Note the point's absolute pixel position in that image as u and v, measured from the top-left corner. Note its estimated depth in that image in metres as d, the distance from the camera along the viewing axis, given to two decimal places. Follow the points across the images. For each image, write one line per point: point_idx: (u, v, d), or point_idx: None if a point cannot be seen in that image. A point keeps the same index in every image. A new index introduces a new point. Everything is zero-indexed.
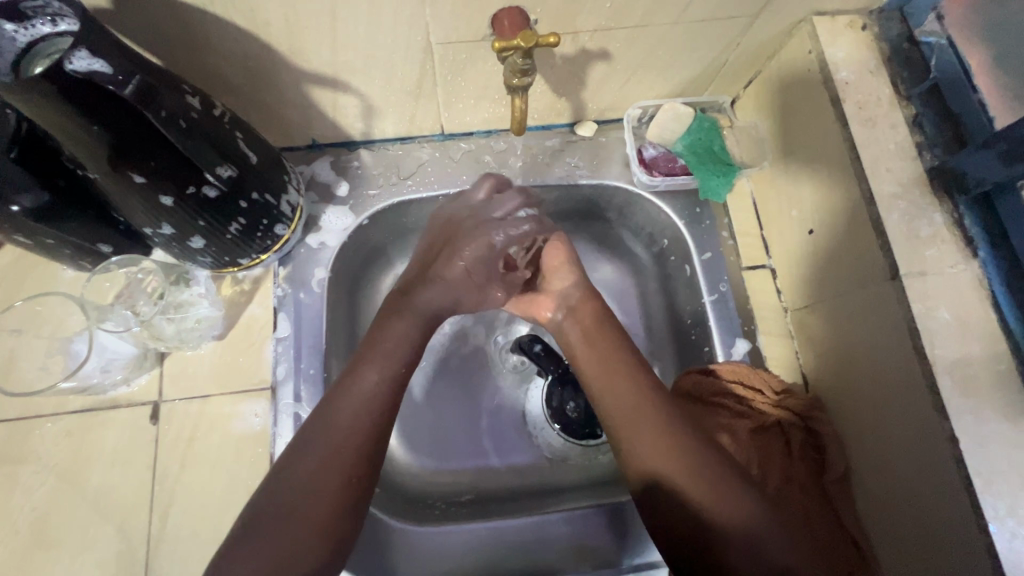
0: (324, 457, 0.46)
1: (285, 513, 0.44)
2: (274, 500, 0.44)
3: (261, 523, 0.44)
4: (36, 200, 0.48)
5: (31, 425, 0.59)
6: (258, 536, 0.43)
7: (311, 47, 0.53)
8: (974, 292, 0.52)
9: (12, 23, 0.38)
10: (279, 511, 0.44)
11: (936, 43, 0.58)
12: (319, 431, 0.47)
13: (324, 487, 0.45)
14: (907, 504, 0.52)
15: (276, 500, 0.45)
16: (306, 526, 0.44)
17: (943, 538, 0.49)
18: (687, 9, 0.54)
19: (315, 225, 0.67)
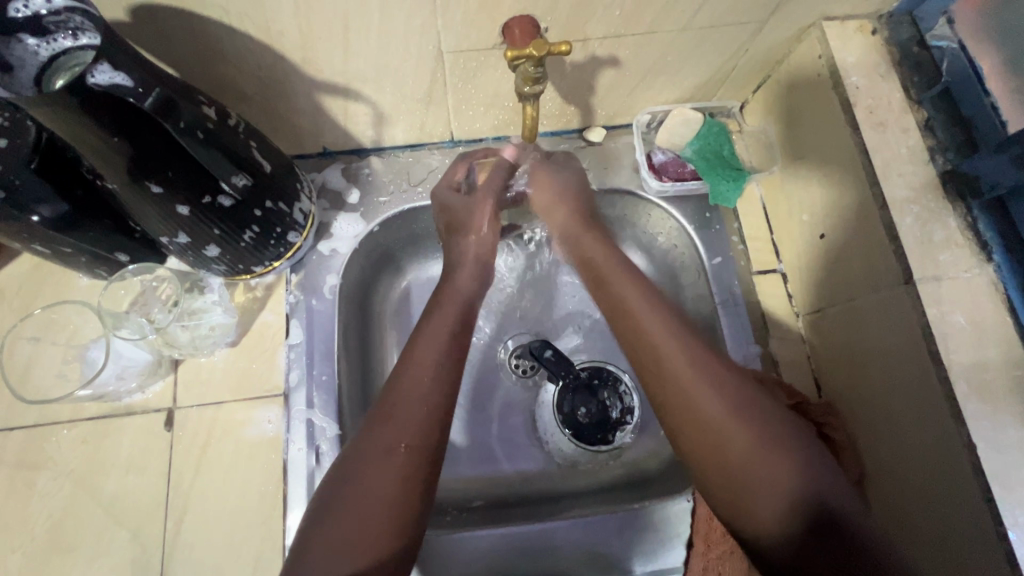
0: (422, 391, 0.50)
1: (357, 525, 0.44)
2: (349, 509, 0.44)
3: (335, 523, 0.44)
4: (54, 210, 0.48)
5: (48, 431, 0.60)
6: (331, 527, 0.44)
7: (325, 56, 0.54)
8: (989, 296, 0.51)
9: (34, 37, 0.39)
10: (352, 519, 0.44)
11: (947, 48, 0.58)
12: (389, 419, 0.49)
13: (395, 480, 0.46)
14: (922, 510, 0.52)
15: (352, 491, 0.45)
16: (380, 510, 0.45)
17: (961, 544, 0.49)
18: (697, 16, 0.55)
19: (327, 232, 0.68)
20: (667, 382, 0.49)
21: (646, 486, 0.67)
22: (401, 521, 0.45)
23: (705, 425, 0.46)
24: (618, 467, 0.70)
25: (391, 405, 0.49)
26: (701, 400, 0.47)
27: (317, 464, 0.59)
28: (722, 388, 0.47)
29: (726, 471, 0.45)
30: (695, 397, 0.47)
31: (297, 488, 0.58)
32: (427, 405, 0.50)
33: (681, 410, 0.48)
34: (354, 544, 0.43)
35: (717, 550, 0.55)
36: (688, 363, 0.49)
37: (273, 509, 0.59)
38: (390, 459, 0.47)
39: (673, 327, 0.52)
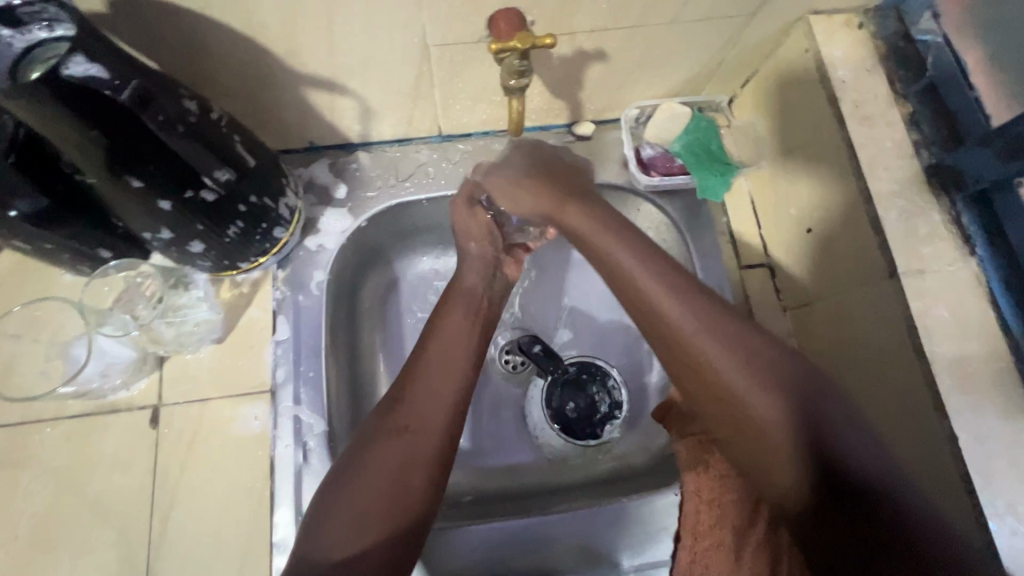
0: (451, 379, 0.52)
1: (357, 500, 0.45)
2: (355, 480, 0.46)
3: (341, 499, 0.45)
4: (33, 204, 0.48)
5: (31, 430, 0.59)
6: (337, 504, 0.45)
7: (308, 50, 0.53)
8: (972, 289, 0.52)
9: (8, 28, 0.38)
10: (353, 494, 0.45)
11: (932, 41, 0.59)
12: (403, 404, 0.50)
13: (401, 460, 0.47)
14: None
15: (361, 467, 0.47)
16: (381, 486, 0.46)
17: None
18: (684, 9, 0.55)
19: (314, 227, 0.67)
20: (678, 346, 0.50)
21: (635, 481, 0.68)
22: (402, 501, 0.46)
23: (709, 367, 0.48)
24: (607, 461, 0.70)
25: (406, 393, 0.51)
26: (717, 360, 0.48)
27: (305, 461, 0.59)
28: (716, 334, 0.49)
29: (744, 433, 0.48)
30: (691, 348, 0.49)
31: (284, 485, 0.58)
32: (440, 393, 0.51)
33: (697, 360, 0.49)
34: (351, 522, 0.44)
35: (704, 541, 0.55)
36: (691, 315, 0.50)
37: (260, 505, 0.59)
38: (400, 439, 0.48)
39: (667, 288, 0.51)
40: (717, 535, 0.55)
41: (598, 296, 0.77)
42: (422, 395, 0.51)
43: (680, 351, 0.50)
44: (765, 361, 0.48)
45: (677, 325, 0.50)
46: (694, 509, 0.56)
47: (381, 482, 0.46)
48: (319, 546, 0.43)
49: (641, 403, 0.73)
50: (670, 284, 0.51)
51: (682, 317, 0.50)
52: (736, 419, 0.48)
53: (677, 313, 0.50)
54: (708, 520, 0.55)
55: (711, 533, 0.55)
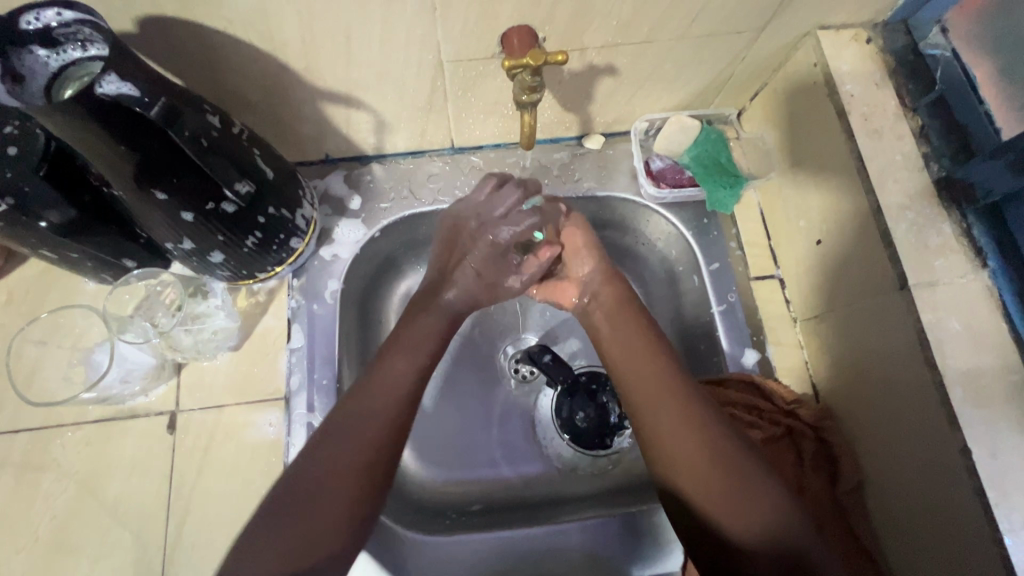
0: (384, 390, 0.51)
1: (298, 528, 0.45)
2: (281, 508, 0.46)
3: (278, 526, 0.45)
4: (62, 215, 0.49)
5: (52, 434, 0.61)
6: (271, 531, 0.45)
7: (328, 66, 0.55)
8: (983, 301, 0.52)
9: (45, 48, 0.40)
10: (285, 519, 0.45)
11: (940, 56, 0.59)
12: (340, 434, 0.48)
13: (331, 488, 0.46)
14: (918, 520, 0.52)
15: (298, 492, 0.46)
16: (318, 511, 0.46)
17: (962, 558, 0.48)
18: (693, 25, 0.56)
19: (329, 237, 0.69)
20: (664, 428, 0.50)
21: (642, 492, 0.68)
22: (334, 525, 0.46)
23: (711, 466, 0.47)
24: (617, 472, 0.70)
25: (336, 423, 0.49)
26: (678, 441, 0.49)
27: None
28: (693, 421, 0.49)
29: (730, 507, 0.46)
30: (667, 428, 0.50)
31: None
32: (375, 419, 0.50)
33: (728, 458, 0.48)
34: (283, 547, 0.44)
35: None
36: (654, 383, 0.52)
37: None
38: (332, 468, 0.47)
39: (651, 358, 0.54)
40: None
41: None
42: (352, 409, 0.50)
43: (658, 437, 0.50)
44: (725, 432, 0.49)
45: (685, 432, 0.49)
46: None
47: (305, 507, 0.46)
48: (249, 573, 0.43)
49: None
50: (661, 376, 0.52)
51: (679, 427, 0.49)
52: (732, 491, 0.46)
53: (640, 369, 0.53)
54: None
55: None
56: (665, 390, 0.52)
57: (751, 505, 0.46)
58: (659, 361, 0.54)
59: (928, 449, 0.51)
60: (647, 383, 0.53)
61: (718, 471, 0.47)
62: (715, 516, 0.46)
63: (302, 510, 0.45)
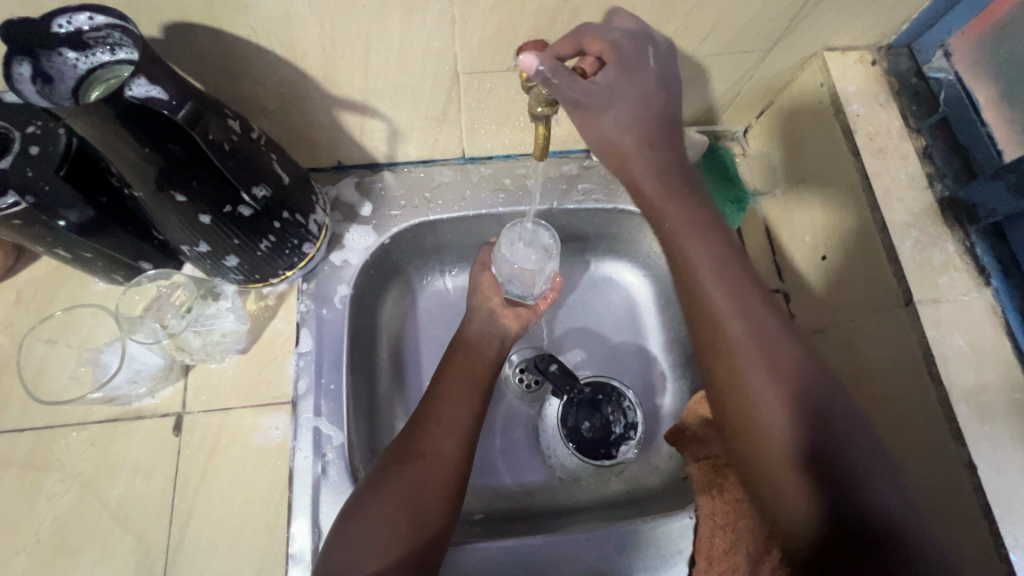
0: (463, 402, 0.57)
1: (385, 521, 0.49)
2: (375, 503, 0.50)
3: (364, 515, 0.50)
4: (81, 215, 0.50)
5: (58, 434, 0.60)
6: (358, 522, 0.50)
7: (346, 76, 0.56)
8: (987, 319, 0.52)
9: (74, 51, 0.41)
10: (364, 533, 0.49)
11: (944, 79, 0.60)
12: (416, 461, 0.53)
13: (408, 512, 0.50)
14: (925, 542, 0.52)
15: (376, 511, 0.50)
16: (395, 522, 0.50)
17: None
18: (704, 44, 0.57)
19: (339, 243, 0.69)
20: (754, 404, 0.55)
21: (643, 503, 0.69)
22: (417, 515, 0.50)
23: (789, 411, 0.54)
24: (620, 483, 0.71)
25: (419, 429, 0.55)
26: (769, 413, 0.55)
27: (323, 472, 0.60)
28: (791, 396, 0.54)
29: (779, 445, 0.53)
30: (759, 392, 0.56)
31: (302, 497, 0.59)
32: (451, 443, 0.54)
33: (830, 446, 0.52)
34: (374, 537, 0.49)
35: (720, 566, 0.58)
36: (765, 359, 0.57)
37: (277, 516, 0.59)
38: (410, 494, 0.51)
39: (754, 329, 0.59)
40: (732, 561, 0.58)
41: (612, 318, 0.78)
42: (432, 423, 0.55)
43: (748, 401, 0.56)
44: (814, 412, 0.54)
45: (757, 361, 0.57)
46: (710, 533, 0.60)
47: (398, 502, 0.50)
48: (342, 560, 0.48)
49: (654, 426, 0.74)
50: (774, 364, 0.56)
51: (785, 416, 0.54)
52: (771, 401, 0.55)
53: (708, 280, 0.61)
54: (722, 545, 0.58)
55: (726, 559, 0.58)
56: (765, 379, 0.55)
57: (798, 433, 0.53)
58: (771, 353, 0.57)
59: (932, 464, 0.51)
60: (746, 355, 0.57)
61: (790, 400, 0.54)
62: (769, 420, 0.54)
63: (395, 503, 0.50)
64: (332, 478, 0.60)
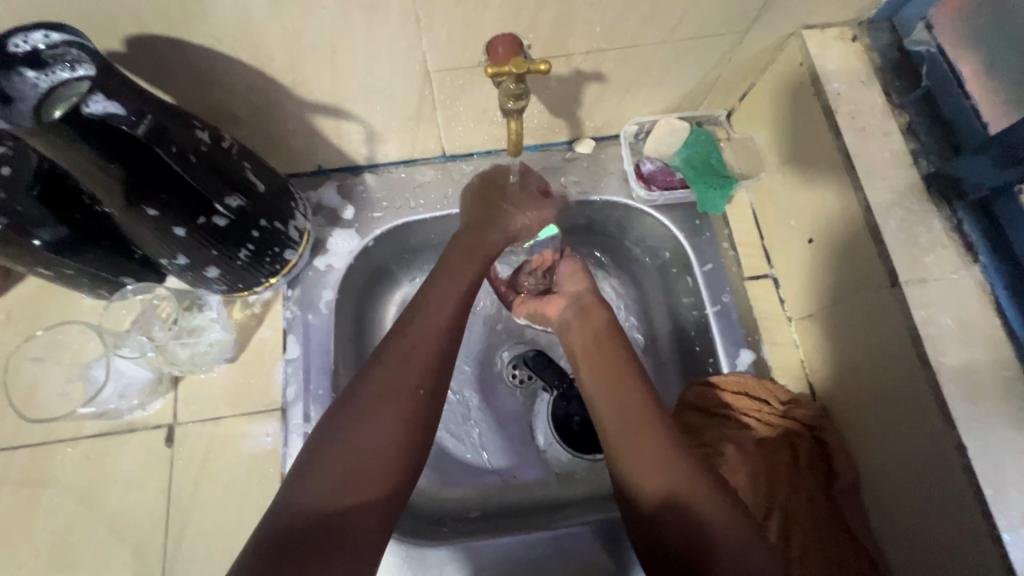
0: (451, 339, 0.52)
1: (359, 447, 0.43)
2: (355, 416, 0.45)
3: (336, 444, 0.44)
4: (55, 233, 0.50)
5: (53, 449, 0.61)
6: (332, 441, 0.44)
7: (316, 80, 0.55)
8: (975, 297, 0.51)
9: (33, 69, 0.40)
10: (344, 437, 0.44)
11: (925, 52, 0.58)
12: (404, 363, 0.48)
13: (384, 452, 0.44)
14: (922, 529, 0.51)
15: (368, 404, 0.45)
16: (374, 452, 0.43)
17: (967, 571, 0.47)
18: (677, 29, 0.56)
19: (322, 247, 0.69)
20: (642, 460, 0.48)
21: None
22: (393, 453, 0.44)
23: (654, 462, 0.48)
24: None
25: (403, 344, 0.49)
26: (643, 467, 0.48)
27: None
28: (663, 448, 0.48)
29: (666, 501, 0.46)
30: (630, 435, 0.50)
31: None
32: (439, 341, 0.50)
33: (687, 492, 0.46)
34: (342, 468, 0.42)
35: None
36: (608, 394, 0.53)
37: None
38: (390, 406, 0.45)
39: (604, 369, 0.56)
40: None
41: None
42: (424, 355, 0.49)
43: (621, 448, 0.50)
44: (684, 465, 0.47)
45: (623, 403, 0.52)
46: None
47: (381, 423, 0.45)
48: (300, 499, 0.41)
49: None
50: (651, 423, 0.50)
51: (654, 470, 0.47)
52: (653, 448, 0.48)
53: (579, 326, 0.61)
54: None
55: None
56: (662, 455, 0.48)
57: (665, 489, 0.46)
58: (662, 417, 0.51)
59: (924, 447, 0.50)
60: (609, 412, 0.52)
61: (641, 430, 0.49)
62: (637, 471, 0.48)
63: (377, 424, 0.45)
64: None
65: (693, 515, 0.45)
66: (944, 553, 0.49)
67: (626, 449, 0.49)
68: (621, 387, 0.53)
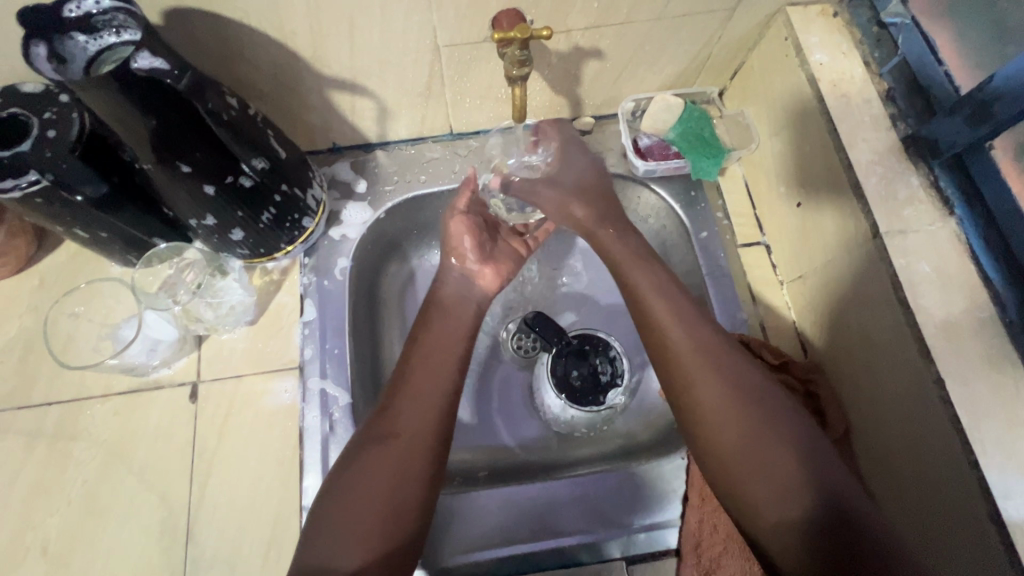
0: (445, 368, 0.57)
1: (364, 486, 0.49)
2: (359, 462, 0.50)
3: (343, 488, 0.49)
4: (96, 190, 0.54)
5: (84, 405, 0.64)
6: (342, 484, 0.49)
7: (334, 54, 0.60)
8: (952, 246, 0.55)
9: (84, 34, 0.45)
10: (354, 482, 0.49)
11: (902, 23, 0.62)
12: (398, 410, 0.53)
13: (385, 484, 0.49)
14: (909, 468, 0.54)
15: (355, 478, 0.49)
16: (383, 488, 0.49)
17: (949, 504, 0.50)
18: (669, 5, 0.60)
19: (337, 219, 0.73)
20: (715, 399, 0.52)
21: (638, 453, 0.71)
22: (406, 483, 0.50)
23: (726, 400, 0.52)
24: (615, 437, 0.74)
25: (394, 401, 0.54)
26: (711, 397, 0.52)
27: (331, 430, 0.64)
28: (731, 381, 0.53)
29: (733, 433, 0.51)
30: (697, 374, 0.53)
31: (312, 453, 0.63)
32: (425, 418, 0.53)
33: (756, 426, 0.50)
34: (351, 507, 0.48)
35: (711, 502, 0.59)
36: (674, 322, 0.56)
37: (290, 472, 0.63)
38: (388, 451, 0.51)
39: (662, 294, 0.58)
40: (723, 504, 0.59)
41: (601, 282, 0.82)
42: (410, 400, 0.54)
43: (688, 385, 0.53)
44: (752, 398, 0.52)
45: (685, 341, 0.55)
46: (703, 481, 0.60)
47: (380, 465, 0.50)
48: (325, 538, 0.46)
49: (645, 381, 0.77)
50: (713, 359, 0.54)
51: (721, 395, 0.52)
52: (720, 383, 0.52)
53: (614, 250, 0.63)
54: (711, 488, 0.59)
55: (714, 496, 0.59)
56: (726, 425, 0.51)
57: (734, 423, 0.51)
58: (728, 356, 0.54)
59: (910, 388, 0.53)
60: (684, 350, 0.55)
61: (710, 367, 0.53)
62: (708, 402, 0.52)
63: (379, 465, 0.50)
64: (339, 435, 0.63)
65: (759, 445, 0.50)
66: (931, 489, 0.52)
67: (698, 382, 0.53)
68: (688, 319, 0.57)
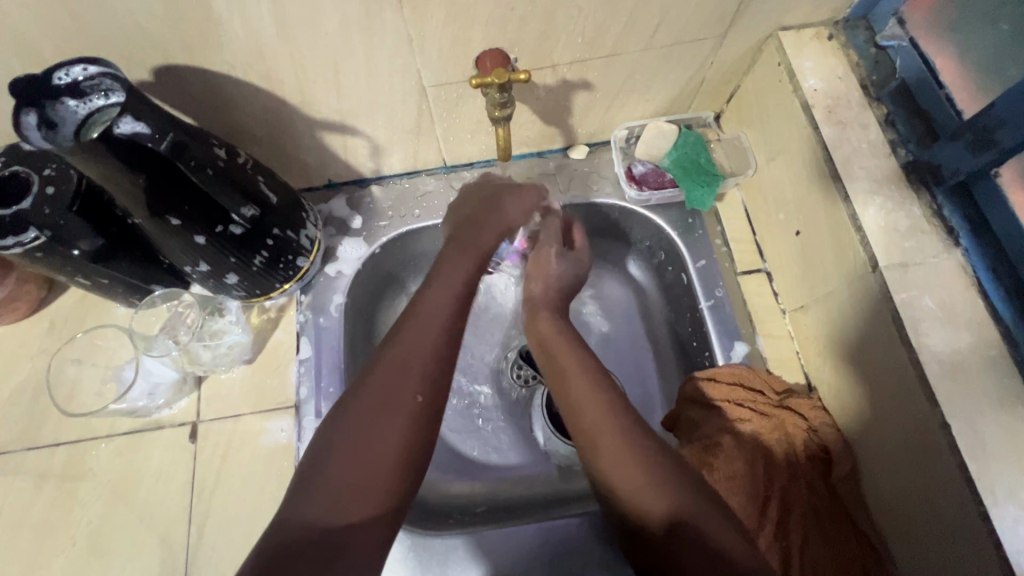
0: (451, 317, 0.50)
1: (362, 464, 0.42)
2: (354, 432, 0.43)
3: (343, 455, 0.42)
4: (92, 244, 0.55)
5: (90, 446, 0.66)
6: (339, 453, 0.42)
7: (322, 99, 0.61)
8: (957, 279, 0.52)
9: (74, 98, 0.46)
10: (360, 450, 0.42)
11: (898, 46, 0.60)
12: (412, 362, 0.46)
13: (396, 450, 0.43)
14: (919, 513, 0.52)
15: (356, 449, 0.42)
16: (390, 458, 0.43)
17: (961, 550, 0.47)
18: (656, 36, 0.59)
19: (332, 255, 0.74)
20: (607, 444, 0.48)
21: None
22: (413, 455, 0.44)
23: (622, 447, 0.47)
24: None
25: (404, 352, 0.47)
26: (606, 443, 0.48)
27: None
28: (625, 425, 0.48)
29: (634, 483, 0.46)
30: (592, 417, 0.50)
31: None
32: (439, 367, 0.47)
33: (653, 473, 0.45)
34: (353, 480, 0.41)
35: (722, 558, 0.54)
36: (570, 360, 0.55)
37: None
38: (402, 414, 0.44)
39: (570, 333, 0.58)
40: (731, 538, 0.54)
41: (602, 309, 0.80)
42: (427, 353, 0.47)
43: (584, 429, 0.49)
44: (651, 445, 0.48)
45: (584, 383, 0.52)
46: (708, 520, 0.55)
47: (388, 436, 0.43)
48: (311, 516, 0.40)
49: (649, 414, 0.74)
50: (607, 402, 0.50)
51: (616, 443, 0.47)
52: (615, 426, 0.48)
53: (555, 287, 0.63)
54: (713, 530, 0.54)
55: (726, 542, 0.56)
56: (642, 471, 0.45)
57: (633, 471, 0.46)
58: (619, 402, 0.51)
59: (914, 426, 0.51)
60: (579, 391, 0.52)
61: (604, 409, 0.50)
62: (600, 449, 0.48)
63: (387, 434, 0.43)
64: None
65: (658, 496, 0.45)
66: (941, 535, 0.49)
67: (593, 426, 0.49)
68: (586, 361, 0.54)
